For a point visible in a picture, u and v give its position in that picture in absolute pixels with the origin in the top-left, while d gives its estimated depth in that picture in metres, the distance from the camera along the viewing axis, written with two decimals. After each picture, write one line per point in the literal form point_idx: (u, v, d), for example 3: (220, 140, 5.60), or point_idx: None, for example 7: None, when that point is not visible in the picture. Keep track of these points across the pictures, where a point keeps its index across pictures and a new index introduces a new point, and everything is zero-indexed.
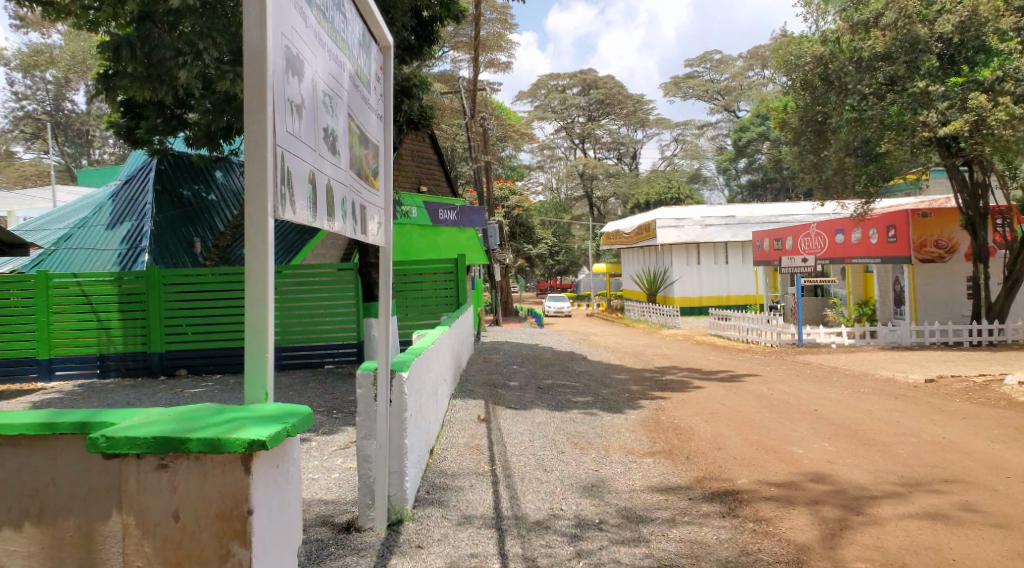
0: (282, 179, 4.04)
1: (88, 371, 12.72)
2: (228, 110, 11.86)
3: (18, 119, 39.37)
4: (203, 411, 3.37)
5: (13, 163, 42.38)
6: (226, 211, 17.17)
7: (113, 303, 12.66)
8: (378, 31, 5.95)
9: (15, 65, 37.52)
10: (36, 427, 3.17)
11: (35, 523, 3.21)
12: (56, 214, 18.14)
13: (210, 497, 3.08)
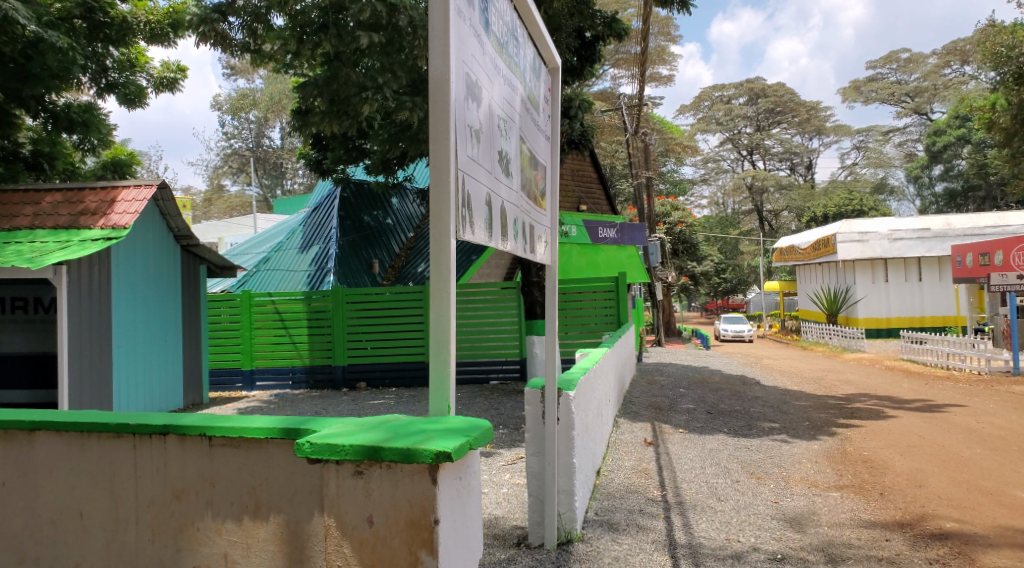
0: (463, 203, 4.18)
1: (283, 381, 13.70)
2: (402, 138, 12.45)
3: (225, 155, 43.64)
4: (394, 423, 3.53)
5: (221, 196, 46.98)
6: (401, 234, 18.03)
7: (303, 319, 13.57)
8: (547, 54, 6.06)
9: (225, 108, 41.74)
10: (252, 430, 3.45)
11: (252, 518, 3.47)
12: (256, 239, 19.75)
13: (401, 505, 3.21)
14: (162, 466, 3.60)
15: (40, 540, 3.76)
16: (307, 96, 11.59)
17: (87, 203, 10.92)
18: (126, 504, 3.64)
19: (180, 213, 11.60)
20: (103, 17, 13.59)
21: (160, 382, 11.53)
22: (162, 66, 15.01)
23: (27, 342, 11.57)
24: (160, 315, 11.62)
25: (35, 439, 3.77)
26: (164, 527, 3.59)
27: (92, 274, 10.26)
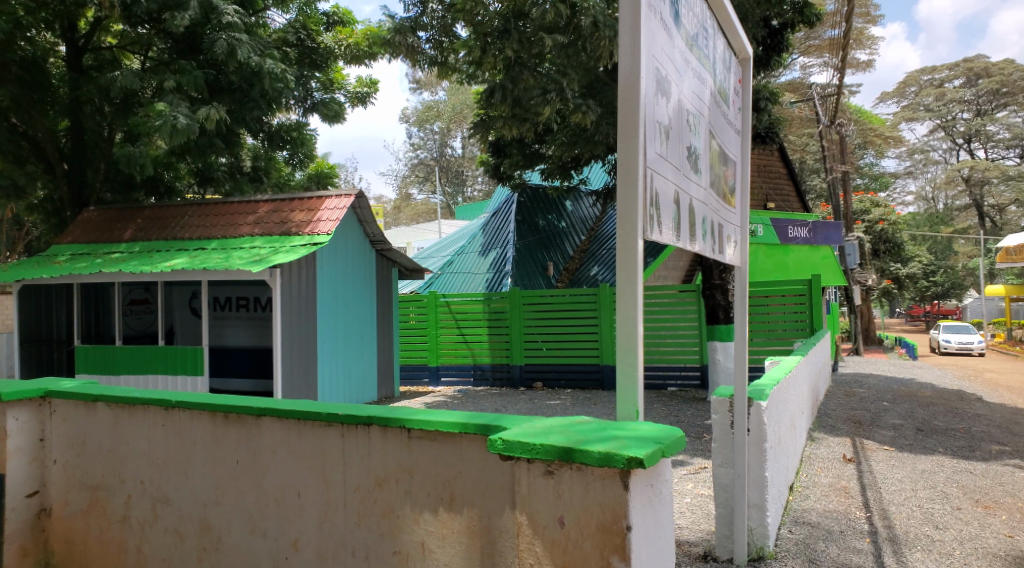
0: (652, 202, 4.03)
1: (465, 379, 14.08)
2: (579, 141, 12.44)
3: (413, 164, 45.77)
4: (584, 425, 3.48)
5: (409, 204, 49.31)
6: (576, 237, 18.13)
7: (483, 319, 13.94)
8: (738, 45, 5.79)
9: (412, 121, 43.82)
10: (447, 424, 3.52)
11: (448, 510, 3.53)
12: (441, 243, 20.54)
13: (592, 508, 3.15)
14: (367, 455, 3.75)
15: (266, 516, 4.03)
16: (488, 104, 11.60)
17: (296, 212, 11.86)
18: (336, 488, 3.83)
19: (375, 220, 12.25)
20: (311, 44, 15.12)
21: (357, 376, 12.22)
22: (357, 82, 15.96)
23: (250, 336, 12.57)
24: (358, 315, 12.30)
25: (260, 424, 4.06)
26: (370, 512, 3.73)
27: (299, 276, 11.06)
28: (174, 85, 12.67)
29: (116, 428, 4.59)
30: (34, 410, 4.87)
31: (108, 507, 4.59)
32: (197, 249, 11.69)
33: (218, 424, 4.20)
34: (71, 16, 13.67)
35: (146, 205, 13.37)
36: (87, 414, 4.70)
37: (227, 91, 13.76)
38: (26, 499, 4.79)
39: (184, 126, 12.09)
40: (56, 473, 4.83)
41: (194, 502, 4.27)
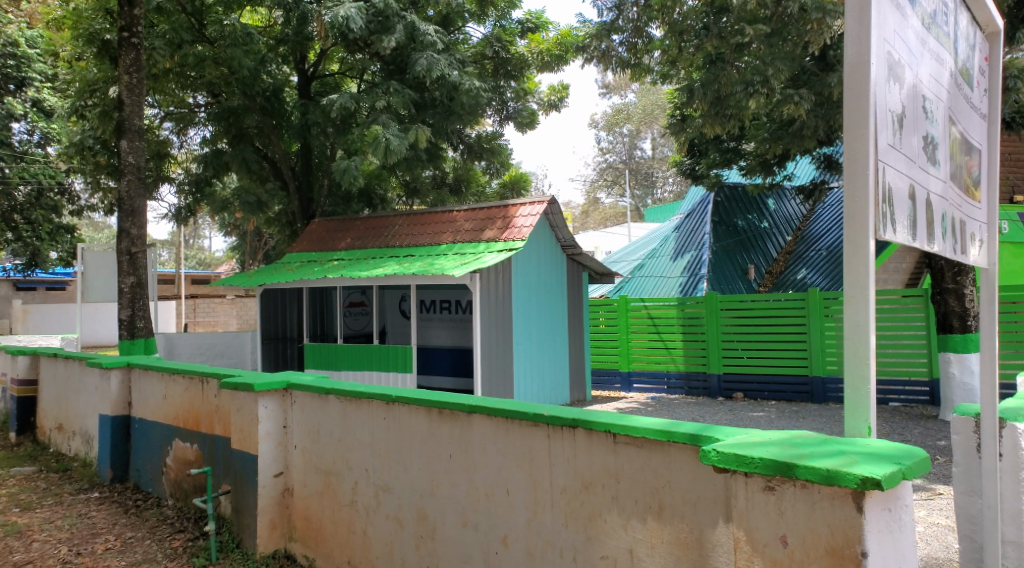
0: (884, 198, 3.67)
1: (658, 386, 13.79)
2: (784, 136, 11.77)
3: (601, 169, 45.79)
4: (807, 439, 3.23)
5: (599, 209, 49.37)
6: (780, 237, 17.26)
7: (675, 325, 13.54)
8: (985, 18, 5.19)
9: (602, 125, 43.86)
10: (655, 431, 3.39)
11: (656, 519, 3.41)
12: (635, 244, 20.31)
13: (820, 529, 2.90)
14: (573, 457, 3.71)
15: (477, 510, 4.10)
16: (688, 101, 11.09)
17: (497, 218, 12.16)
18: (543, 488, 3.82)
19: (566, 224, 12.24)
20: (506, 54, 15.28)
21: (552, 380, 12.31)
22: (550, 89, 16.13)
23: (452, 337, 13.10)
24: (552, 318, 12.39)
25: (472, 421, 4.14)
26: (576, 514, 3.69)
27: (496, 281, 11.33)
28: (385, 105, 13.46)
29: (345, 418, 4.86)
30: (279, 399, 5.27)
31: (339, 490, 4.88)
32: (406, 254, 12.39)
33: (433, 420, 4.33)
34: (302, 50, 14.87)
35: (361, 216, 14.24)
36: (321, 404, 5.03)
37: (431, 106, 14.42)
38: (273, 479, 5.22)
39: (394, 145, 12.79)
40: (297, 457, 5.21)
41: (413, 492, 4.43)
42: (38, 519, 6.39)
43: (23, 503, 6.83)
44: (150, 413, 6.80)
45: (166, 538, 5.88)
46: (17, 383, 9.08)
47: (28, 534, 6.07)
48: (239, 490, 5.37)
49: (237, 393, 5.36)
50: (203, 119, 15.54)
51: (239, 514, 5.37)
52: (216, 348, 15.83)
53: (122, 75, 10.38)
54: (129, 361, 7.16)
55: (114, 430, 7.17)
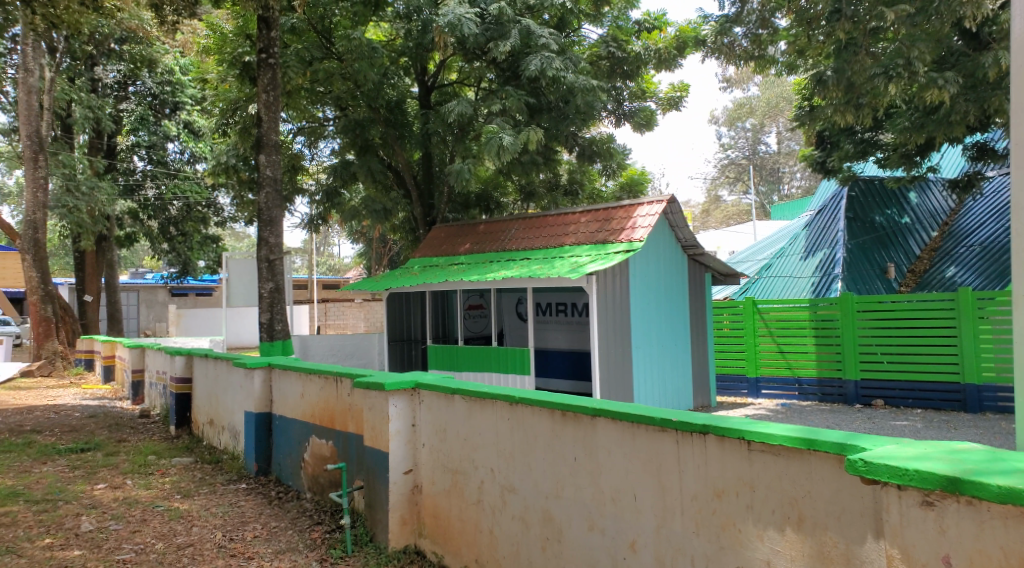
0: None
1: (788, 392, 13.26)
2: (928, 123, 11.05)
3: (723, 166, 44.57)
4: (966, 451, 2.96)
5: (721, 207, 48.09)
6: (922, 234, 16.29)
7: (806, 328, 12.91)
8: None
9: (724, 120, 42.68)
10: (794, 439, 3.21)
11: (796, 530, 3.21)
12: (762, 243, 19.61)
13: (989, 551, 2.65)
14: (704, 464, 3.56)
15: (604, 514, 4.00)
16: (819, 89, 10.58)
17: (613, 218, 12.04)
18: (673, 494, 3.68)
19: (687, 224, 11.92)
20: (621, 54, 14.98)
21: (674, 383, 12.03)
22: (669, 87, 15.83)
23: (568, 340, 13.02)
24: (673, 320, 12.08)
25: (596, 424, 4.05)
26: (708, 522, 3.53)
27: (615, 283, 11.18)
28: (500, 108, 13.61)
29: (471, 419, 4.87)
30: (407, 399, 5.34)
31: (466, 489, 4.90)
32: (522, 258, 12.43)
33: (557, 422, 4.27)
34: (423, 60, 15.21)
35: (480, 221, 14.39)
36: (447, 404, 5.06)
37: (546, 110, 14.35)
38: (402, 476, 5.31)
39: (508, 144, 12.82)
40: (425, 455, 5.27)
41: (538, 494, 4.38)
42: (195, 506, 6.76)
43: (183, 490, 7.24)
44: (289, 411, 7.08)
45: (307, 529, 6.10)
46: (175, 380, 9.68)
47: (189, 519, 6.44)
48: (371, 486, 5.50)
49: (369, 393, 5.49)
50: (331, 131, 16.15)
51: (372, 509, 5.49)
52: (346, 348, 16.42)
53: (261, 92, 10.93)
54: (270, 361, 7.48)
55: (258, 426, 7.51)
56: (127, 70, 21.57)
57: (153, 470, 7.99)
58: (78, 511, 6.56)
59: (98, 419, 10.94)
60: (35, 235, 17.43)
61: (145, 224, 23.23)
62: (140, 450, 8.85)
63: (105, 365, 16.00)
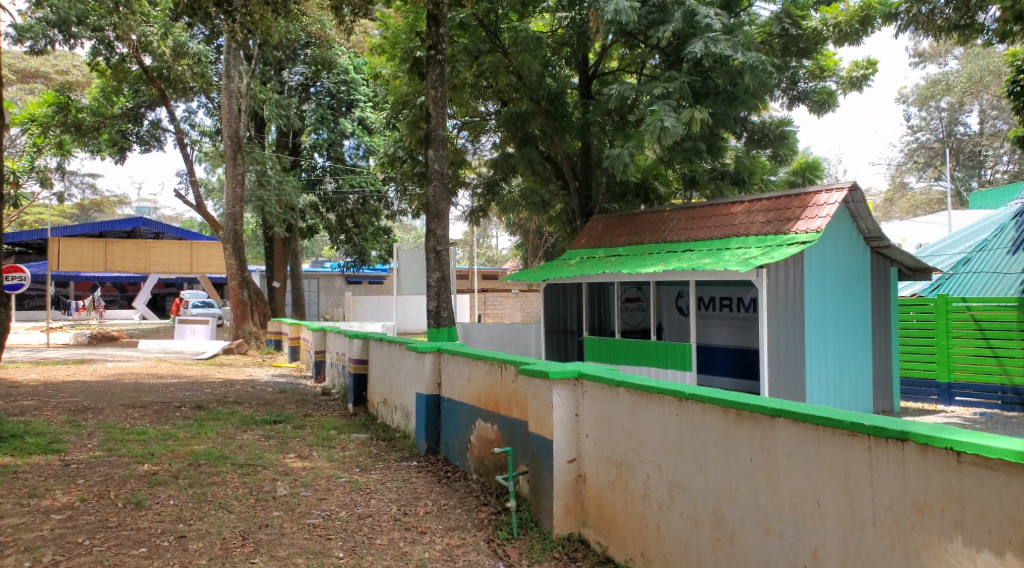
0: None
1: (989, 402, 12.16)
2: None
3: (912, 149, 41.49)
4: None
5: (909, 194, 44.87)
6: None
7: (1013, 330, 11.83)
8: None
9: (914, 100, 39.64)
10: (1018, 454, 3.00)
11: (1018, 555, 3.01)
12: (958, 234, 18.19)
13: None
14: (902, 474, 3.37)
15: (782, 518, 3.87)
16: None
17: (789, 209, 11.45)
18: (863, 504, 3.51)
19: (871, 213, 11.19)
20: (796, 31, 14.20)
21: (851, 385, 11.38)
22: (852, 64, 14.94)
23: (732, 337, 12.65)
24: (851, 317, 11.43)
25: (775, 425, 3.91)
26: (907, 537, 3.34)
27: (787, 276, 10.72)
28: (663, 93, 13.27)
29: (636, 413, 4.84)
30: (570, 389, 5.38)
31: (631, 483, 4.88)
32: (684, 250, 12.17)
33: (731, 421, 4.16)
34: (585, 49, 15.23)
35: (639, 212, 14.23)
36: (611, 397, 5.05)
37: (712, 94, 13.84)
38: (566, 465, 5.36)
39: (669, 127, 12.56)
40: (588, 446, 5.30)
41: (709, 493, 4.30)
42: (373, 479, 7.16)
43: (360, 464, 7.69)
44: (457, 394, 7.32)
45: (473, 509, 6.29)
46: (353, 361, 10.28)
47: (367, 491, 6.83)
48: (535, 472, 5.58)
49: (532, 380, 5.57)
50: (492, 125, 16.53)
51: (536, 495, 5.58)
52: (505, 337, 16.85)
53: (429, 89, 11.34)
54: (439, 346, 7.74)
55: (428, 408, 7.83)
56: (310, 72, 23.27)
57: (334, 443, 8.53)
58: (274, 477, 7.12)
59: (287, 394, 11.82)
60: (234, 225, 19.03)
61: (325, 217, 24.61)
62: (323, 425, 9.48)
63: (292, 346, 17.21)
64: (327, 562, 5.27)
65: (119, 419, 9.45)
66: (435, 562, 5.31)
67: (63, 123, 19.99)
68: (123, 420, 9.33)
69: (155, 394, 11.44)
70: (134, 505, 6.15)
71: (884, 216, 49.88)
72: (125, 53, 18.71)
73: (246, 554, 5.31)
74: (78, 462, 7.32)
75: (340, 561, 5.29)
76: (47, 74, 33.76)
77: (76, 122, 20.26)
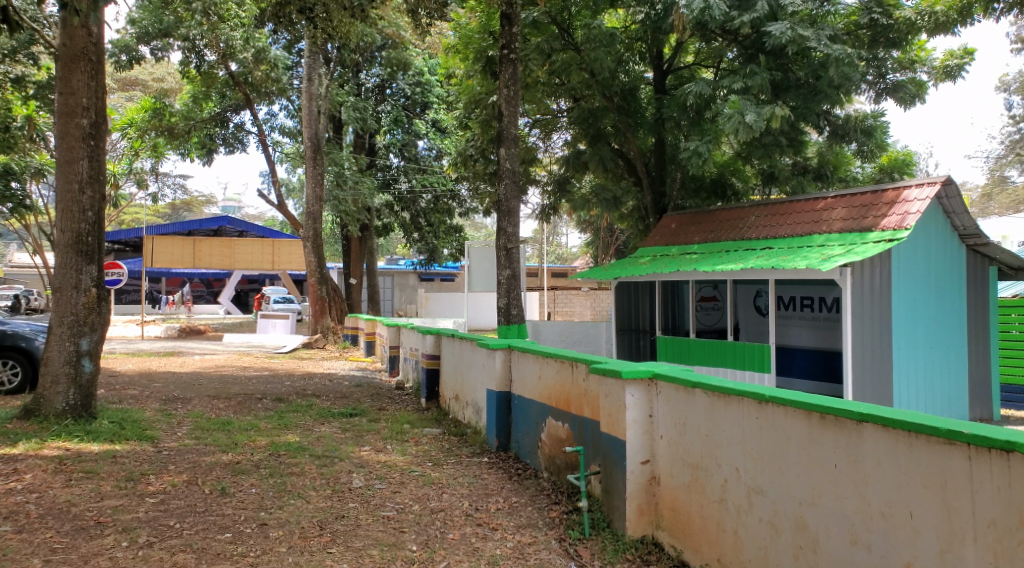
0: None
1: None
2: None
3: (1013, 142, 39.49)
4: None
5: (1008, 190, 42.74)
6: None
7: None
8: None
9: (1015, 90, 37.70)
10: None
11: None
12: None
13: None
14: (1006, 487, 3.18)
15: (871, 529, 3.71)
16: None
17: (876, 206, 11.06)
18: (962, 517, 3.34)
19: (966, 209, 10.75)
20: (886, 21, 13.70)
21: (942, 390, 10.90)
22: (946, 53, 14.37)
23: (814, 338, 12.29)
24: (943, 319, 10.95)
25: (862, 431, 3.75)
26: (1012, 555, 3.16)
27: (873, 275, 10.34)
28: (742, 87, 12.99)
29: (714, 415, 4.72)
30: (644, 389, 5.28)
31: (707, 486, 4.76)
32: (762, 248, 11.88)
33: (815, 425, 4.01)
34: (659, 44, 15.04)
35: (715, 208, 13.97)
36: (687, 398, 4.93)
37: (793, 87, 13.49)
38: (640, 466, 5.27)
39: (750, 122, 12.27)
40: (663, 447, 5.19)
41: (790, 499, 4.16)
42: (445, 474, 7.20)
43: (433, 459, 7.74)
44: (528, 391, 7.29)
45: (546, 507, 6.25)
46: (426, 357, 10.38)
47: (439, 485, 6.86)
48: (608, 472, 5.50)
49: (605, 379, 5.49)
50: (564, 122, 16.46)
51: (609, 496, 5.50)
52: (576, 335, 16.77)
53: (501, 88, 11.34)
54: (510, 343, 7.74)
55: (499, 405, 7.83)
56: (385, 74, 23.45)
57: (408, 437, 8.63)
58: (350, 469, 7.23)
59: (363, 389, 12.03)
60: (313, 224, 19.43)
61: (399, 215, 24.97)
62: (397, 419, 9.59)
63: (368, 341, 17.51)
64: (400, 554, 5.29)
65: (206, 409, 9.77)
66: (506, 559, 5.28)
67: (158, 127, 20.99)
68: (210, 410, 9.64)
69: (239, 385, 11.79)
70: (220, 492, 6.33)
71: (981, 214, 47.63)
72: (213, 60, 19.40)
73: (323, 544, 5.39)
74: (169, 449, 7.60)
75: (413, 554, 5.31)
76: (145, 83, 35.45)
77: (169, 125, 21.07)
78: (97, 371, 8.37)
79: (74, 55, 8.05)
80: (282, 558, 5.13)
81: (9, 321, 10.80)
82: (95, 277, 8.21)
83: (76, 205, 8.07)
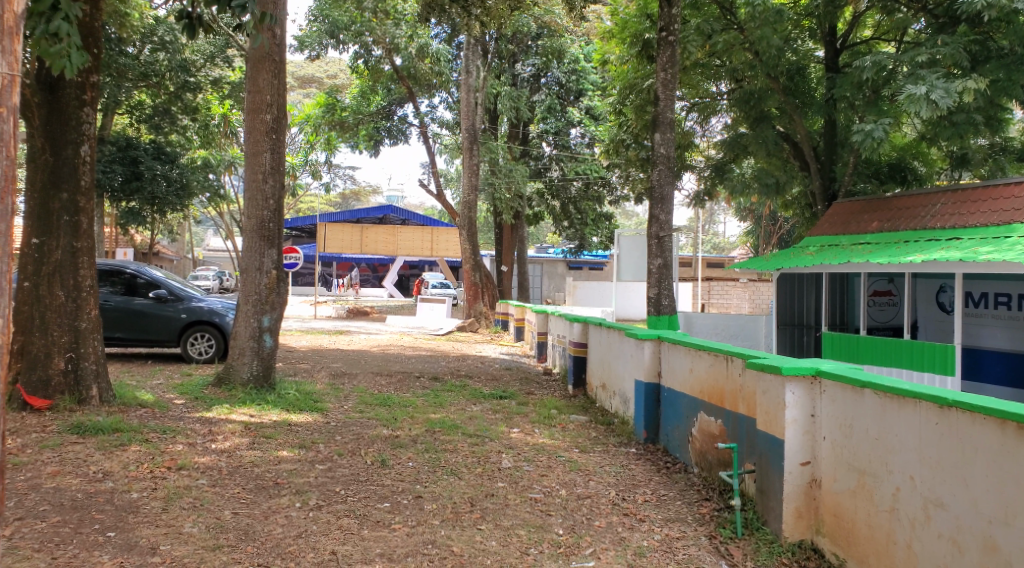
0: None
1: None
2: None
3: None
4: None
5: None
6: None
7: None
8: None
9: None
10: None
11: None
12: None
13: None
14: None
15: None
16: None
17: None
18: None
19: None
20: None
21: None
22: None
23: (1009, 340, 11.30)
24: None
25: None
26: None
27: None
28: (929, 59, 12.06)
29: (885, 419, 4.49)
30: (806, 387, 5.10)
31: (876, 494, 4.54)
32: (947, 238, 11.10)
33: (1010, 437, 3.74)
34: (833, 20, 14.40)
35: (893, 196, 13.21)
36: (856, 399, 4.72)
37: (995, 58, 12.33)
38: (799, 467, 5.10)
39: (937, 98, 11.39)
40: (825, 450, 5.00)
41: (976, 515, 3.91)
42: (592, 462, 7.26)
43: (580, 445, 7.82)
44: (679, 384, 7.20)
45: (694, 503, 6.17)
46: (574, 344, 10.47)
47: (586, 472, 6.92)
48: (764, 471, 5.36)
49: (763, 375, 5.35)
50: (724, 105, 15.85)
51: (765, 496, 5.36)
52: (730, 328, 16.36)
53: (659, 71, 11.16)
54: (660, 335, 7.67)
55: (647, 396, 7.79)
56: (541, 63, 23.57)
57: (555, 422, 8.76)
58: (499, 449, 7.43)
59: (513, 372, 12.33)
60: (468, 213, 19.96)
61: (550, 204, 25.22)
62: (545, 403, 9.74)
63: (517, 327, 17.86)
64: (547, 537, 5.41)
65: (370, 384, 10.34)
66: (654, 551, 5.28)
67: (330, 122, 22.42)
68: (373, 386, 10.20)
69: (398, 364, 12.38)
70: (381, 463, 6.70)
71: None
72: (380, 55, 20.40)
73: (474, 520, 5.59)
74: (337, 421, 8.10)
75: (559, 538, 5.40)
76: (319, 79, 37.69)
77: (340, 119, 22.48)
78: (277, 346, 9.03)
79: (260, 57, 8.70)
80: (435, 530, 5.37)
81: (204, 298, 11.79)
82: (275, 260, 8.85)
83: (260, 193, 8.70)
